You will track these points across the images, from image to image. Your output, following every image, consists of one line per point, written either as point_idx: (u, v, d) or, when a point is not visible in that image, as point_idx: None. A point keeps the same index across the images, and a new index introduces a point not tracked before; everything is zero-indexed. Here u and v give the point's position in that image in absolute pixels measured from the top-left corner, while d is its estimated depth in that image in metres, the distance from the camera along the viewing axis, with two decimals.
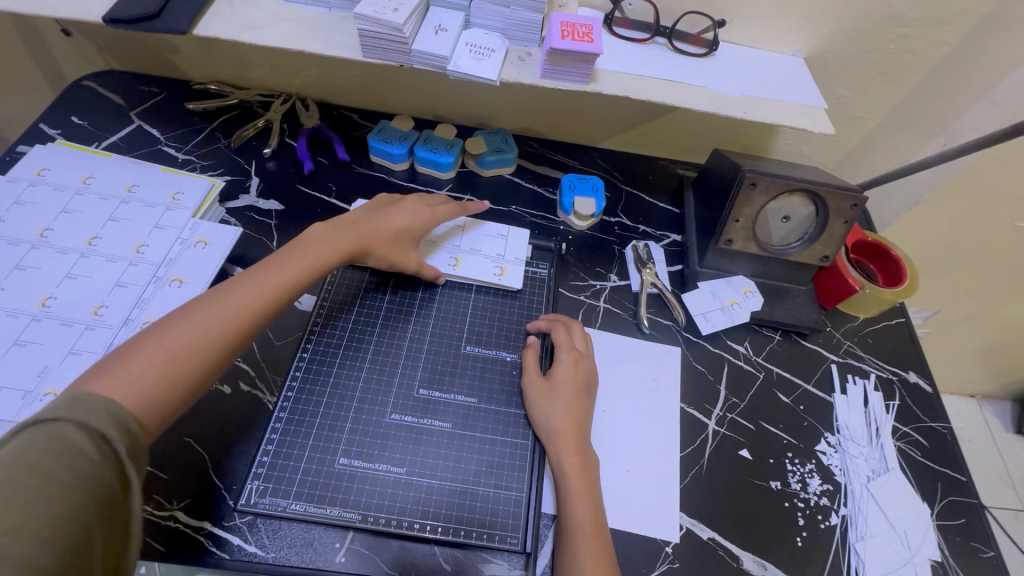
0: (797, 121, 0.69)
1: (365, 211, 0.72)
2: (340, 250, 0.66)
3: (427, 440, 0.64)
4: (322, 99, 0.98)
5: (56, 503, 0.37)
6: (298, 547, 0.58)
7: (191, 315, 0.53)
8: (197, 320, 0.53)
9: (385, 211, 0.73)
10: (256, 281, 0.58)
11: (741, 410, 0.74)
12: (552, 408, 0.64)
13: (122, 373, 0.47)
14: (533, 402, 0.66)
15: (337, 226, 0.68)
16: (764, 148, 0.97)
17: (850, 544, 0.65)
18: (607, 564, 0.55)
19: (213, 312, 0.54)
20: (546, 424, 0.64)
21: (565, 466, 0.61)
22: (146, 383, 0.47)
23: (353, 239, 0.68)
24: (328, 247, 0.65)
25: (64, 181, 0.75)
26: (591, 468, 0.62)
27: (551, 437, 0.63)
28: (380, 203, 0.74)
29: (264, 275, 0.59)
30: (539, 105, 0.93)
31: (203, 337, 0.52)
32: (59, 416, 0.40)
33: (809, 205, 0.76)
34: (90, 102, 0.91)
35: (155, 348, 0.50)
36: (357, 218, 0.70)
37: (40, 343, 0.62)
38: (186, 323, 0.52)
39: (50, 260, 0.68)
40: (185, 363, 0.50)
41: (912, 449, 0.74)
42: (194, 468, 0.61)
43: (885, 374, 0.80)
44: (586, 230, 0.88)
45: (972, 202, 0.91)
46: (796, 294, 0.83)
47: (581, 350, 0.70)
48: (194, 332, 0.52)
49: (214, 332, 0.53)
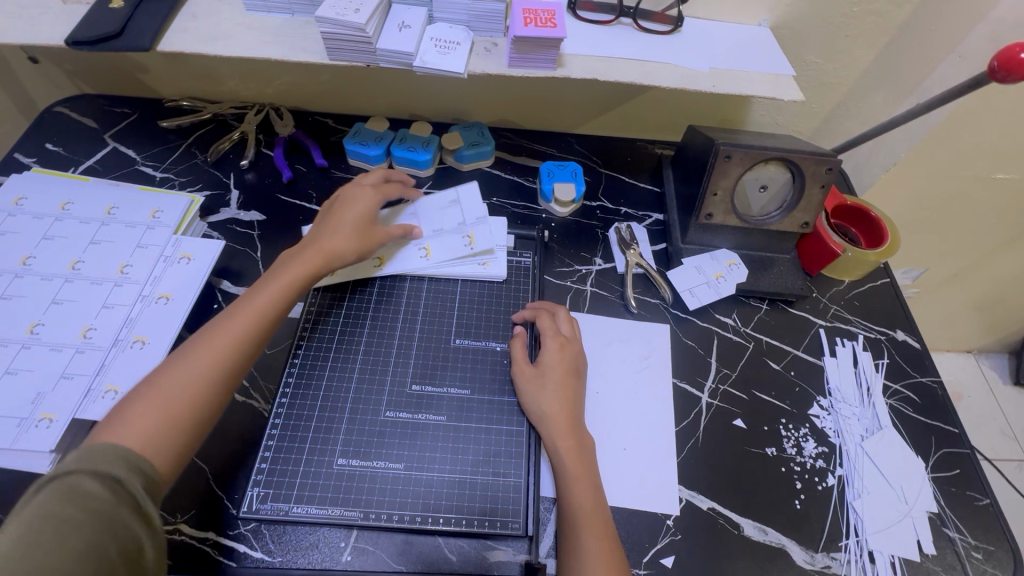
0: (766, 90, 0.70)
1: (324, 219, 0.72)
2: (310, 267, 0.66)
3: (422, 436, 0.64)
4: (296, 107, 0.98)
5: (80, 546, 0.38)
6: (303, 549, 0.58)
7: (179, 357, 0.55)
8: (185, 361, 0.55)
9: (338, 210, 0.72)
10: (234, 316, 0.59)
11: (733, 381, 0.75)
12: (542, 393, 0.65)
13: (126, 420, 0.50)
14: (523, 389, 0.66)
15: (305, 244, 0.69)
16: (739, 121, 0.97)
17: (848, 502, 0.66)
18: (609, 542, 0.56)
19: (198, 349, 0.56)
20: (537, 408, 0.64)
21: (559, 449, 0.61)
22: (147, 428, 0.49)
23: (318, 252, 0.67)
24: (295, 265, 0.65)
25: (43, 208, 0.75)
26: (587, 449, 0.62)
27: (543, 423, 0.63)
28: (335, 205, 0.73)
29: (242, 306, 0.60)
30: (513, 95, 0.93)
31: (192, 375, 0.54)
32: (73, 469, 0.42)
33: (785, 173, 0.76)
34: (63, 128, 0.91)
35: (150, 394, 0.52)
36: (317, 229, 0.70)
37: (31, 370, 0.62)
38: (176, 367, 0.54)
39: (35, 287, 0.68)
40: (181, 402, 0.52)
41: (903, 405, 0.75)
42: (196, 481, 0.62)
43: (873, 334, 0.81)
44: (568, 217, 0.89)
45: (949, 157, 0.92)
46: (781, 263, 0.83)
47: (568, 334, 0.70)
48: (183, 373, 0.54)
49: (201, 368, 0.54)
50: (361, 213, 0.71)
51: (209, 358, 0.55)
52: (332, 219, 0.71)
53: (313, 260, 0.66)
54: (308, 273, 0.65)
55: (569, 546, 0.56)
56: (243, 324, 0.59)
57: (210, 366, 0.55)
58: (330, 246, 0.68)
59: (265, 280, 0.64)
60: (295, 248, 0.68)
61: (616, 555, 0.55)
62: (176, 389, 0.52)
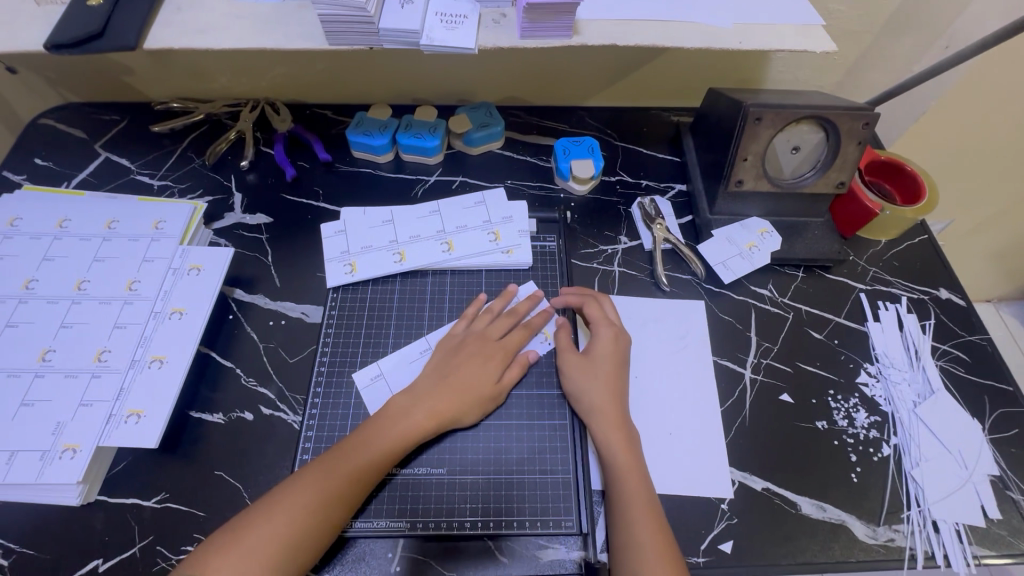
0: (797, 43, 0.65)
1: (459, 355, 0.64)
2: (442, 410, 0.60)
3: (465, 441, 0.62)
4: (292, 99, 0.93)
5: None
6: (350, 563, 0.56)
7: (294, 489, 0.53)
8: (295, 496, 0.53)
9: (469, 360, 0.63)
10: (350, 459, 0.55)
11: (775, 354, 0.72)
12: (589, 384, 0.62)
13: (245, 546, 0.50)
14: (566, 377, 0.64)
15: (438, 381, 0.62)
16: (758, 80, 0.92)
17: (907, 472, 0.64)
18: (668, 540, 0.53)
19: (312, 484, 0.53)
20: (583, 397, 0.62)
21: (611, 443, 0.59)
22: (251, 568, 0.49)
23: (445, 399, 0.60)
24: (419, 412, 0.59)
25: (40, 228, 0.71)
26: (636, 443, 0.60)
27: (593, 416, 0.61)
28: (473, 344, 0.65)
29: (356, 448, 0.56)
30: (519, 70, 0.88)
31: (298, 521, 0.51)
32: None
33: (819, 131, 0.72)
34: (50, 140, 0.87)
35: (253, 531, 0.51)
36: (450, 364, 0.63)
37: (48, 399, 0.59)
38: (283, 507, 0.52)
39: (41, 312, 0.65)
40: (280, 546, 0.50)
41: (954, 366, 0.72)
42: (232, 501, 0.59)
43: (916, 295, 0.78)
44: (588, 195, 0.84)
45: (983, 102, 0.87)
46: (815, 227, 0.80)
47: (608, 321, 0.67)
48: (287, 519, 0.51)
49: (308, 512, 0.52)
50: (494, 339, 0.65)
51: (316, 499, 0.53)
52: (464, 366, 0.63)
53: (450, 398, 0.61)
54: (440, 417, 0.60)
55: (621, 536, 0.54)
56: (355, 468, 0.55)
57: (313, 509, 0.52)
58: (450, 409, 0.60)
59: (388, 417, 0.59)
60: (427, 379, 0.62)
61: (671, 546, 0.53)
62: (278, 534, 0.50)
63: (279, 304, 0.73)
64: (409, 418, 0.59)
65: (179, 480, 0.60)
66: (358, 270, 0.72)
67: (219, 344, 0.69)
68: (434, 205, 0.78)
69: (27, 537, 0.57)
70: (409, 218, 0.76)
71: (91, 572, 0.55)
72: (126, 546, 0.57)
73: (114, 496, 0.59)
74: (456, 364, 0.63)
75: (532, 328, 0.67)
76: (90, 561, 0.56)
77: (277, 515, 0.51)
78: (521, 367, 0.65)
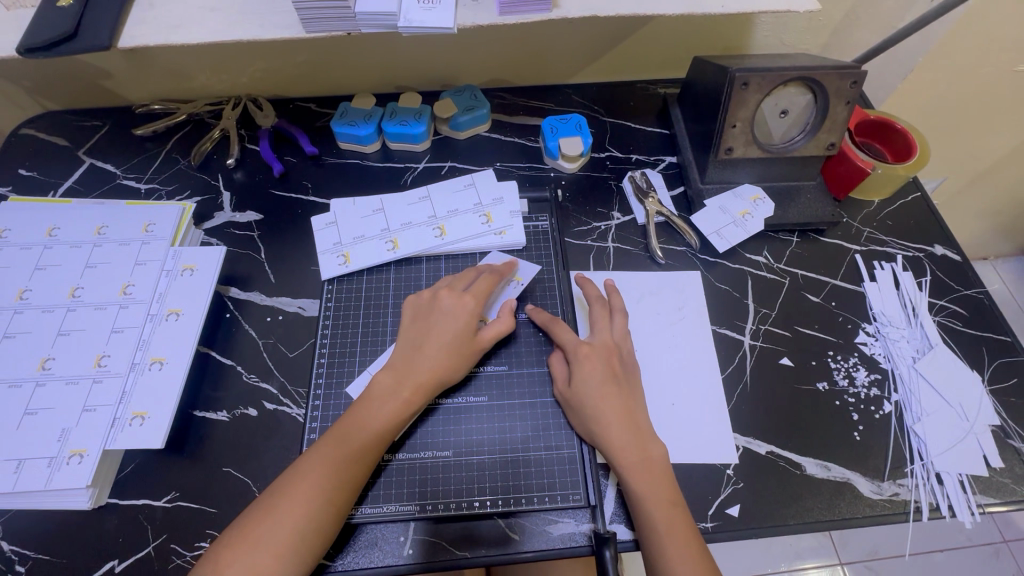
0: (780, 4, 0.64)
1: (432, 318, 0.64)
2: (422, 379, 0.60)
3: (461, 417, 0.63)
4: (274, 95, 0.92)
5: None
6: (362, 548, 0.57)
7: (298, 478, 0.54)
8: (298, 485, 0.53)
9: (441, 317, 0.64)
10: (343, 444, 0.56)
11: (774, 319, 0.72)
12: (605, 424, 0.58)
13: (256, 536, 0.51)
14: (574, 415, 0.61)
15: (416, 349, 0.62)
16: (743, 46, 0.91)
17: (908, 428, 0.65)
18: (697, 555, 0.52)
19: (314, 471, 0.54)
20: (600, 440, 0.59)
21: (625, 471, 0.56)
22: (261, 557, 0.50)
23: (426, 366, 0.61)
24: (404, 386, 0.60)
25: (29, 238, 0.71)
26: (659, 467, 0.57)
27: (601, 443, 0.58)
28: (444, 300, 0.65)
29: (353, 432, 0.57)
30: (500, 50, 0.87)
31: (304, 509, 0.52)
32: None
33: (807, 93, 0.71)
34: (34, 150, 0.86)
35: (262, 523, 0.51)
36: (425, 327, 0.63)
37: (51, 407, 0.59)
38: (287, 497, 0.52)
39: (37, 321, 0.65)
40: (290, 536, 0.51)
41: (951, 321, 0.72)
42: (242, 495, 0.60)
43: (911, 252, 0.78)
44: (577, 172, 0.84)
45: (971, 55, 0.86)
46: (807, 191, 0.79)
47: (601, 341, 0.63)
48: (293, 509, 0.52)
49: (312, 500, 0.52)
50: (460, 296, 0.65)
51: (318, 486, 0.53)
52: (437, 325, 0.63)
53: (429, 366, 0.61)
54: (420, 386, 0.60)
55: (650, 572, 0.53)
56: (352, 450, 0.56)
57: (317, 496, 0.53)
58: (433, 375, 0.61)
59: (374, 397, 0.59)
60: (405, 349, 0.62)
61: (698, 543, 0.53)
62: (285, 523, 0.51)
63: (276, 300, 0.72)
64: (397, 396, 0.59)
65: (188, 478, 0.61)
66: (352, 260, 0.72)
67: (218, 343, 0.69)
68: (424, 189, 0.78)
69: (41, 544, 0.57)
70: (400, 205, 0.76)
71: (107, 573, 0.56)
72: (140, 546, 0.57)
73: (124, 498, 0.60)
74: (430, 327, 0.63)
75: (499, 274, 0.68)
76: (106, 562, 0.56)
77: (283, 506, 0.52)
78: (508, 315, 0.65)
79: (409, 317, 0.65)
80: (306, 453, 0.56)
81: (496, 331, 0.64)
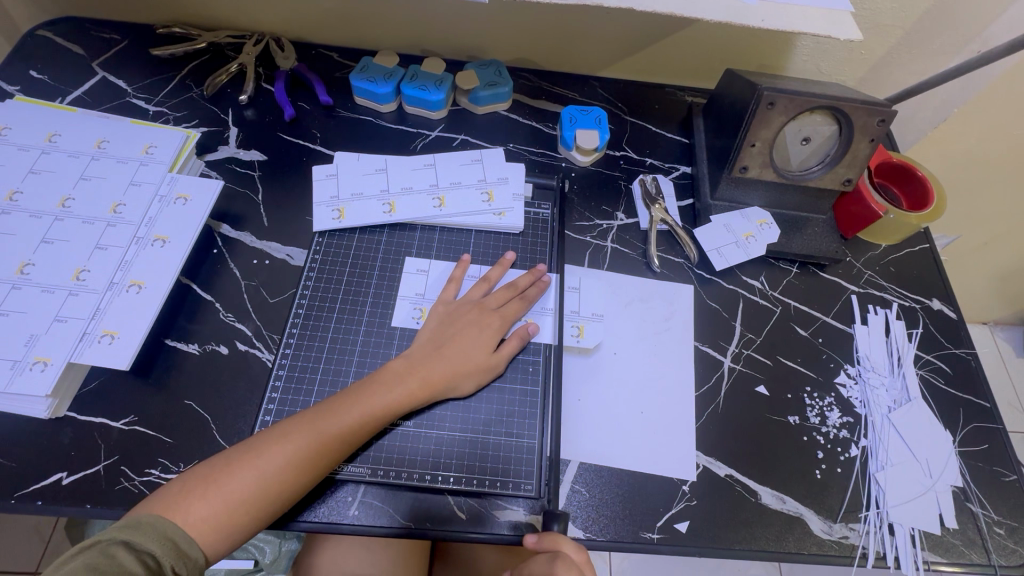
0: (821, 27, 0.61)
1: (455, 326, 0.64)
2: (432, 380, 0.60)
3: (452, 410, 0.62)
4: (297, 38, 0.90)
5: None
6: (311, 503, 0.57)
7: (279, 437, 0.53)
8: (279, 449, 0.53)
9: (465, 331, 0.63)
10: (333, 420, 0.55)
11: (757, 346, 0.71)
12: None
13: (225, 485, 0.51)
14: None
15: (435, 349, 0.62)
16: (778, 66, 0.89)
17: (871, 475, 0.64)
18: None
19: (296, 436, 0.53)
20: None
21: None
22: (226, 503, 0.50)
23: (439, 367, 0.60)
24: (412, 383, 0.59)
25: (28, 139, 0.70)
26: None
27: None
28: (471, 313, 0.65)
29: (344, 407, 0.56)
30: (532, 29, 0.85)
31: (278, 469, 0.52)
32: (128, 539, 0.46)
33: (832, 124, 0.69)
34: (48, 53, 0.85)
35: (234, 478, 0.51)
36: (445, 335, 0.63)
37: (23, 311, 0.59)
38: (263, 454, 0.52)
39: (23, 225, 0.64)
40: (259, 493, 0.51)
41: (934, 377, 0.71)
42: (199, 428, 0.60)
43: (907, 302, 0.77)
44: (589, 167, 0.83)
45: (1006, 113, 0.84)
46: (815, 224, 0.78)
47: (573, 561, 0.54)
48: (270, 469, 0.52)
49: (289, 465, 0.52)
50: (480, 306, 0.65)
51: (297, 451, 0.53)
52: (461, 335, 0.63)
53: (445, 370, 0.60)
54: (428, 386, 0.59)
55: None
56: (338, 424, 0.55)
57: (298, 464, 0.53)
58: (442, 381, 0.60)
59: (381, 381, 0.59)
60: (422, 347, 0.62)
61: None
62: (256, 478, 0.51)
63: (265, 244, 0.72)
64: (402, 387, 0.58)
65: (149, 405, 0.61)
66: (347, 217, 0.71)
67: (201, 277, 0.69)
68: (430, 160, 0.76)
69: None
70: (403, 169, 0.75)
71: (54, 484, 0.56)
72: (91, 462, 0.57)
73: (82, 413, 0.60)
74: (452, 334, 0.63)
75: (528, 302, 0.67)
76: (55, 473, 0.56)
77: (259, 462, 0.52)
78: (518, 341, 0.64)
79: (437, 318, 0.65)
80: (296, 413, 0.56)
81: (510, 352, 0.64)
